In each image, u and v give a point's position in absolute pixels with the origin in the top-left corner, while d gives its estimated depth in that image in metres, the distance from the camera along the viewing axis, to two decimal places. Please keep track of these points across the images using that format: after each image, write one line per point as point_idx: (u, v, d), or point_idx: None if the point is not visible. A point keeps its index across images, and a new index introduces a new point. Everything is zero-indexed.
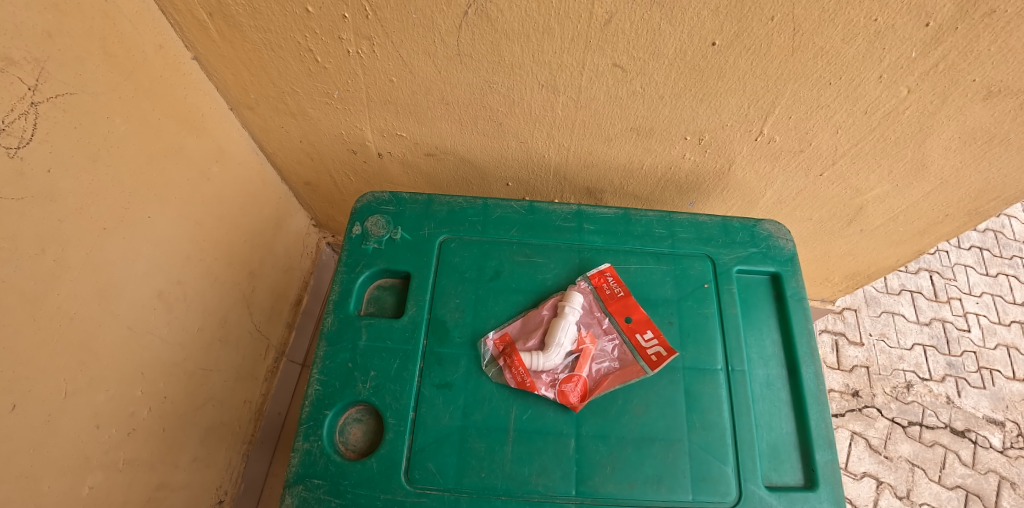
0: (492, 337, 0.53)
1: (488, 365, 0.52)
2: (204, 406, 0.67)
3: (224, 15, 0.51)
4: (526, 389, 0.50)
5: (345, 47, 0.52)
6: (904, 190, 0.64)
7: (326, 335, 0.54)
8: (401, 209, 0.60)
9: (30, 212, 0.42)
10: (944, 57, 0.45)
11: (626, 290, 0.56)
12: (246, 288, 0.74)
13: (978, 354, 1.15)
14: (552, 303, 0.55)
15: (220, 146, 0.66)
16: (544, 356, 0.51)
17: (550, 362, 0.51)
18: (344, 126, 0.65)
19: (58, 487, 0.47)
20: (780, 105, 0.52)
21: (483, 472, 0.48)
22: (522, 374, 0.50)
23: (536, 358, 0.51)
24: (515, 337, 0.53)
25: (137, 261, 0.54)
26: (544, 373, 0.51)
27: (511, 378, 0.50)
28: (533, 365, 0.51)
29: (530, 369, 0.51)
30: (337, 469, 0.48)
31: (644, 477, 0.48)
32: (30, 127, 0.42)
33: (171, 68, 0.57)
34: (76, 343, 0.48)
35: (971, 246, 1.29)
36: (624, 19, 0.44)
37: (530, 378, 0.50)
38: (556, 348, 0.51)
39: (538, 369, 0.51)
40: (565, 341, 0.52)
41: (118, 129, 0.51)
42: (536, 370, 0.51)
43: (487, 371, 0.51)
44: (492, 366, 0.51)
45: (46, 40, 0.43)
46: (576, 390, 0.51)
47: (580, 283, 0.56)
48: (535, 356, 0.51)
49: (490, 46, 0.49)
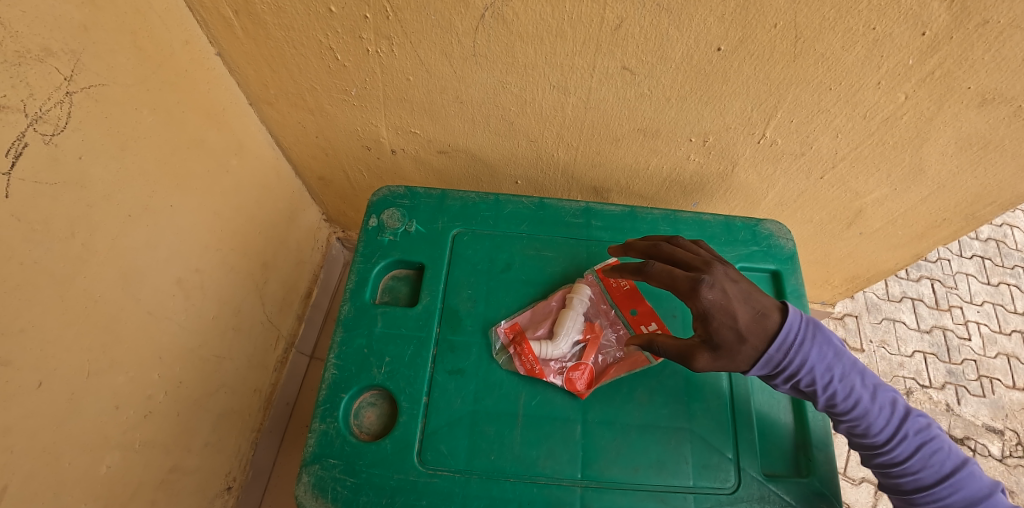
0: (503, 326, 0.55)
1: (496, 348, 0.53)
2: (217, 392, 0.69)
3: (248, 14, 0.53)
4: (535, 376, 0.52)
5: (365, 47, 0.54)
6: (902, 194, 0.66)
7: (342, 322, 0.55)
8: (415, 203, 0.62)
9: (62, 197, 0.44)
10: (940, 64, 0.46)
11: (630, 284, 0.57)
12: (258, 279, 0.76)
13: (978, 362, 1.16)
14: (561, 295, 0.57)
15: (238, 139, 0.68)
16: (551, 345, 0.53)
17: (557, 350, 0.53)
18: (360, 123, 0.67)
19: (77, 465, 0.48)
20: (782, 109, 0.54)
21: (492, 455, 0.50)
22: (529, 359, 0.52)
23: (543, 345, 0.53)
24: (525, 326, 0.55)
25: (158, 248, 0.56)
26: (551, 361, 0.53)
27: (520, 365, 0.52)
28: (541, 353, 0.52)
29: (537, 355, 0.52)
30: (352, 449, 0.50)
31: (648, 462, 0.50)
32: (65, 115, 0.44)
33: (196, 63, 0.59)
34: (100, 325, 0.49)
35: (973, 255, 1.30)
36: (633, 24, 0.46)
37: (537, 364, 0.52)
38: (563, 338, 0.53)
39: (546, 356, 0.53)
40: (571, 331, 0.54)
41: (145, 121, 0.53)
42: (544, 358, 0.53)
43: (495, 353, 0.53)
44: (501, 348, 0.54)
45: (81, 33, 0.45)
46: (582, 378, 0.52)
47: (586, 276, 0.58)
48: (543, 345, 0.53)
49: (505, 48, 0.51)
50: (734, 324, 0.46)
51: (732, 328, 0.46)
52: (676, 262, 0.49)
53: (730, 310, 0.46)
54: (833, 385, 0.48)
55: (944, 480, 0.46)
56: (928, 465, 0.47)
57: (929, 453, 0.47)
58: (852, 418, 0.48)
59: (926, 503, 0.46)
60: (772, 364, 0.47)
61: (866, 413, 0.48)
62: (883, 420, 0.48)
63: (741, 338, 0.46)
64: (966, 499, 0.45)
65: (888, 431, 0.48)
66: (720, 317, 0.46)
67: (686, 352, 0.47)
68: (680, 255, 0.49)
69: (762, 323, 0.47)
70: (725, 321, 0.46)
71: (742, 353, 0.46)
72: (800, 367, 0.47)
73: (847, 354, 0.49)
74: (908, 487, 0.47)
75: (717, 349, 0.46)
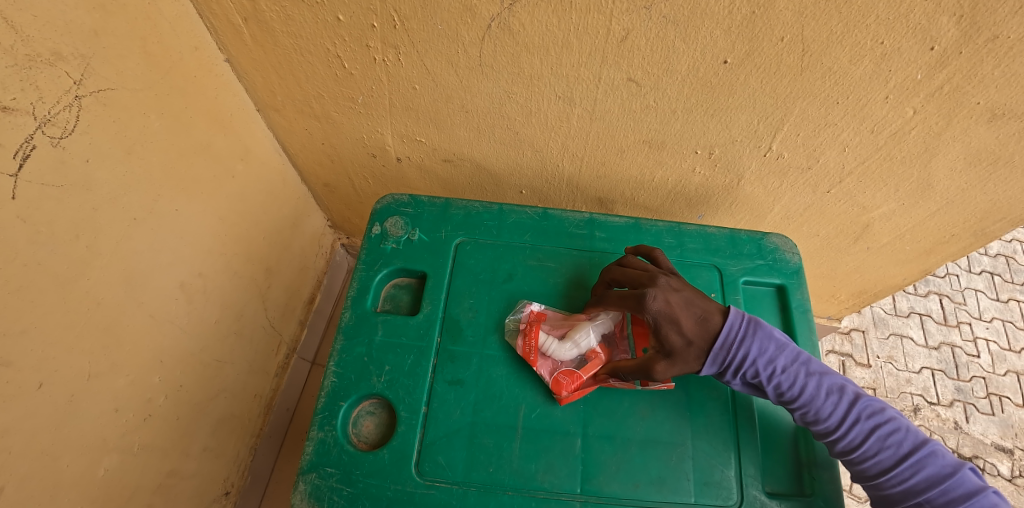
0: (528, 309, 0.55)
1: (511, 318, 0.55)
2: (217, 397, 0.68)
3: (258, 21, 0.54)
4: (527, 361, 0.52)
5: (371, 55, 0.54)
6: (910, 209, 0.66)
7: (342, 329, 0.55)
8: (419, 211, 0.62)
9: (68, 199, 0.44)
10: (948, 80, 0.46)
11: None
12: (262, 284, 0.76)
13: (987, 380, 1.14)
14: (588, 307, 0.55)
15: (245, 145, 0.68)
16: (555, 343, 0.52)
17: (558, 350, 0.52)
18: (365, 130, 0.67)
19: (75, 467, 0.48)
20: (789, 122, 0.54)
21: (490, 467, 0.49)
22: (530, 344, 0.52)
23: (549, 339, 0.53)
24: (547, 320, 0.55)
25: (162, 251, 0.56)
26: (549, 357, 0.52)
27: (520, 346, 0.53)
28: (543, 345, 0.52)
29: (539, 344, 0.52)
30: (350, 459, 0.49)
31: (648, 477, 0.49)
32: (73, 118, 0.45)
33: (204, 69, 0.59)
34: (102, 328, 0.49)
35: (982, 271, 1.28)
36: (639, 36, 0.46)
37: (534, 353, 0.52)
38: (570, 341, 0.53)
39: (546, 350, 0.52)
40: (581, 339, 0.53)
41: (152, 125, 0.53)
42: (544, 351, 0.52)
43: (506, 328, 0.55)
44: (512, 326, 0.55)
45: (91, 38, 0.46)
46: (570, 385, 0.50)
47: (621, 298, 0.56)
48: (548, 339, 0.53)
49: (510, 58, 0.51)
50: (683, 330, 0.48)
51: (683, 335, 0.48)
52: (629, 281, 0.52)
53: (676, 318, 0.48)
54: (776, 376, 0.48)
55: (904, 461, 0.45)
56: (885, 447, 0.45)
57: (883, 435, 0.46)
58: (799, 406, 0.48)
59: (892, 488, 0.45)
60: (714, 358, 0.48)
61: (807, 401, 0.48)
62: (831, 406, 0.47)
63: (692, 343, 0.48)
64: (929, 477, 0.44)
65: (840, 417, 0.47)
66: (670, 327, 0.48)
67: (644, 366, 0.49)
68: (629, 272, 0.52)
69: (708, 327, 0.49)
70: (673, 330, 0.48)
71: (690, 358, 0.49)
72: (738, 358, 0.48)
73: (789, 347, 0.49)
74: (872, 475, 0.46)
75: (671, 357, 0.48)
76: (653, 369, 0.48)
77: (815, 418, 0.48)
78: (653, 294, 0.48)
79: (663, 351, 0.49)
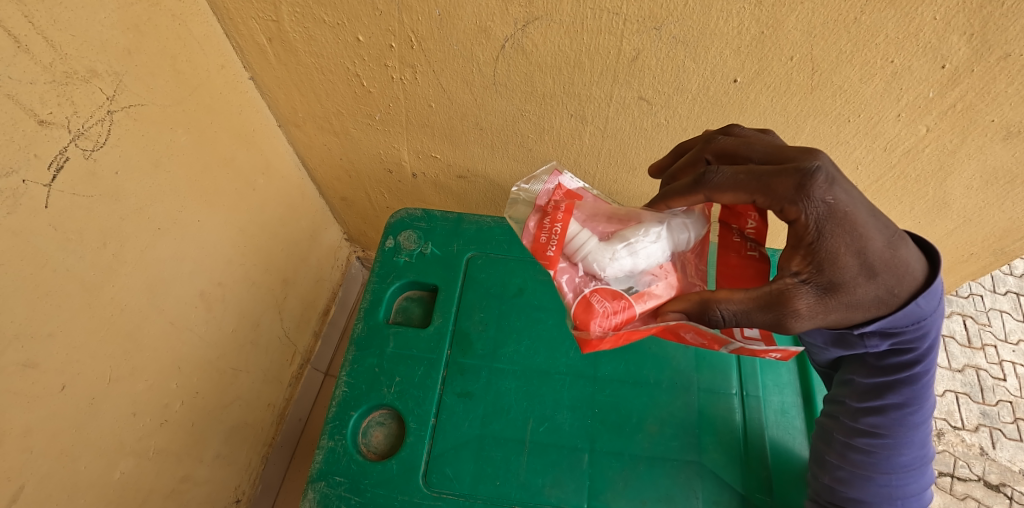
0: (555, 194, 0.43)
1: (523, 189, 0.45)
2: (231, 404, 0.69)
3: (281, 41, 0.56)
4: (546, 259, 0.38)
5: (389, 73, 0.56)
6: (926, 227, 0.65)
7: (355, 340, 0.56)
8: (432, 225, 0.63)
9: (98, 209, 0.46)
10: (961, 97, 0.46)
11: (765, 255, 0.39)
12: (279, 294, 0.78)
13: (1016, 404, 1.10)
14: (664, 199, 0.40)
15: (267, 159, 0.71)
16: (596, 245, 0.38)
17: (598, 257, 0.37)
18: (382, 146, 0.69)
19: (92, 469, 0.49)
20: (801, 140, 0.53)
21: (497, 480, 0.49)
22: (553, 233, 0.39)
23: (582, 233, 0.38)
24: (584, 214, 0.42)
25: (184, 260, 0.58)
26: (579, 264, 0.38)
27: (540, 236, 0.39)
28: (573, 241, 0.38)
29: (565, 236, 0.39)
30: (359, 468, 0.50)
31: (656, 494, 0.48)
32: (105, 132, 0.46)
33: (229, 86, 0.61)
34: (124, 334, 0.51)
35: (1007, 291, 1.24)
36: (650, 56, 0.47)
37: (556, 248, 0.38)
38: (617, 247, 0.37)
39: (576, 251, 0.38)
40: (634, 247, 0.38)
41: (179, 139, 0.55)
42: (575, 253, 0.38)
43: (511, 200, 0.45)
44: (521, 199, 0.44)
45: (125, 56, 0.48)
46: (605, 310, 0.35)
47: (710, 206, 0.41)
48: (584, 235, 0.38)
49: (524, 78, 0.53)
50: (862, 247, 0.33)
51: (861, 254, 0.33)
52: (753, 156, 0.38)
53: (856, 226, 0.33)
54: (926, 351, 0.40)
55: (920, 470, 0.43)
56: (920, 456, 0.43)
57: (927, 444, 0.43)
58: (913, 391, 0.41)
59: (882, 485, 0.42)
60: (912, 316, 0.37)
61: (926, 392, 0.41)
62: (929, 405, 0.42)
63: (868, 269, 0.34)
64: (919, 491, 0.43)
65: (924, 418, 0.42)
66: (843, 236, 0.32)
67: (776, 297, 0.34)
68: (759, 148, 0.38)
69: (894, 253, 0.34)
70: (846, 243, 0.33)
71: (857, 295, 0.34)
72: (927, 328, 0.39)
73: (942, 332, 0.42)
74: (881, 470, 0.42)
75: (828, 289, 0.34)
76: (793, 303, 0.33)
77: (911, 412, 0.41)
78: (830, 178, 0.33)
79: (818, 280, 0.33)
